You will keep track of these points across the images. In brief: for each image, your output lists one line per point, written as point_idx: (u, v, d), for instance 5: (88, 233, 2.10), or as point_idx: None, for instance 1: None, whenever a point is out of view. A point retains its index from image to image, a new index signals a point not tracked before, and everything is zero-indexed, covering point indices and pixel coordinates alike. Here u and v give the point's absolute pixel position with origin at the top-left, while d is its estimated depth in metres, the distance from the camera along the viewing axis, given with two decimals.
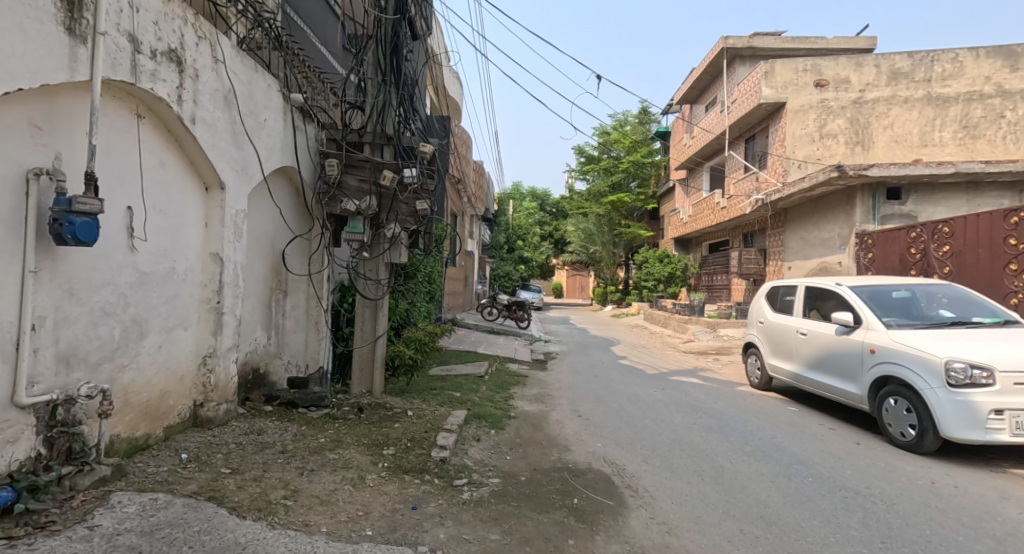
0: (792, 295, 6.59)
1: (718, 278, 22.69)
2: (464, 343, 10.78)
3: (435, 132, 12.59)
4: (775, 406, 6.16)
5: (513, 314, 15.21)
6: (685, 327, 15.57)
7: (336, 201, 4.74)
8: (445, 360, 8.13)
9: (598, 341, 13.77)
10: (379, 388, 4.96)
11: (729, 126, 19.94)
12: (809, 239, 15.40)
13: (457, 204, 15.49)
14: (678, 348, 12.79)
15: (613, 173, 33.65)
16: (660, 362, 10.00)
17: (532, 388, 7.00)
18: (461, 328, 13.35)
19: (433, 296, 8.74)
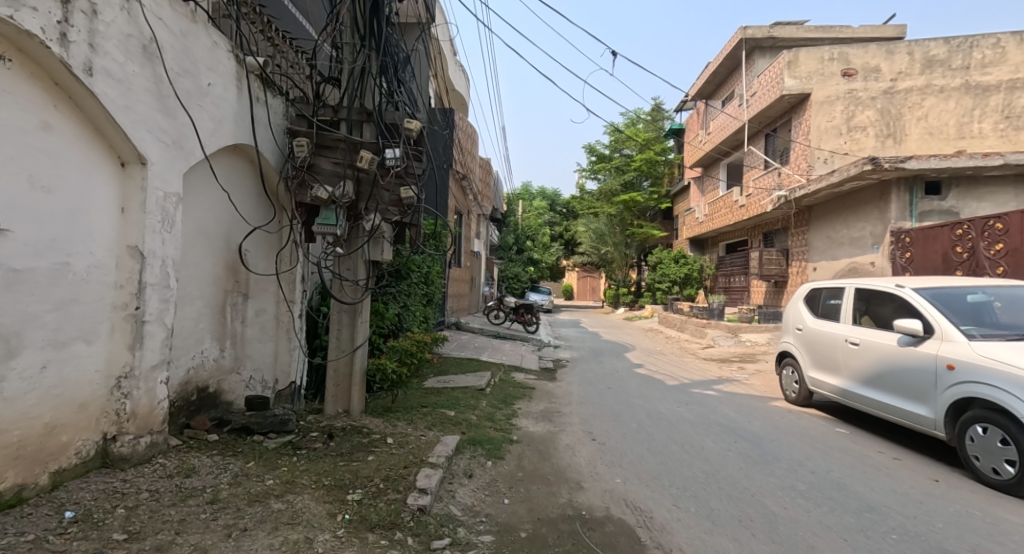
0: (838, 299, 5.76)
1: (736, 279, 21.77)
2: (467, 349, 10.05)
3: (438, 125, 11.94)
4: (819, 427, 5.33)
5: (521, 317, 14.44)
6: (703, 332, 14.73)
7: (305, 188, 4.02)
8: (443, 370, 7.41)
9: (611, 347, 12.98)
10: (357, 408, 4.24)
11: (749, 120, 19.08)
12: (836, 238, 14.46)
13: (462, 202, 14.78)
14: (698, 354, 11.97)
15: (625, 172, 32.82)
16: (679, 371, 9.21)
17: (539, 403, 6.25)
18: (466, 333, 12.64)
19: (432, 300, 8.04)
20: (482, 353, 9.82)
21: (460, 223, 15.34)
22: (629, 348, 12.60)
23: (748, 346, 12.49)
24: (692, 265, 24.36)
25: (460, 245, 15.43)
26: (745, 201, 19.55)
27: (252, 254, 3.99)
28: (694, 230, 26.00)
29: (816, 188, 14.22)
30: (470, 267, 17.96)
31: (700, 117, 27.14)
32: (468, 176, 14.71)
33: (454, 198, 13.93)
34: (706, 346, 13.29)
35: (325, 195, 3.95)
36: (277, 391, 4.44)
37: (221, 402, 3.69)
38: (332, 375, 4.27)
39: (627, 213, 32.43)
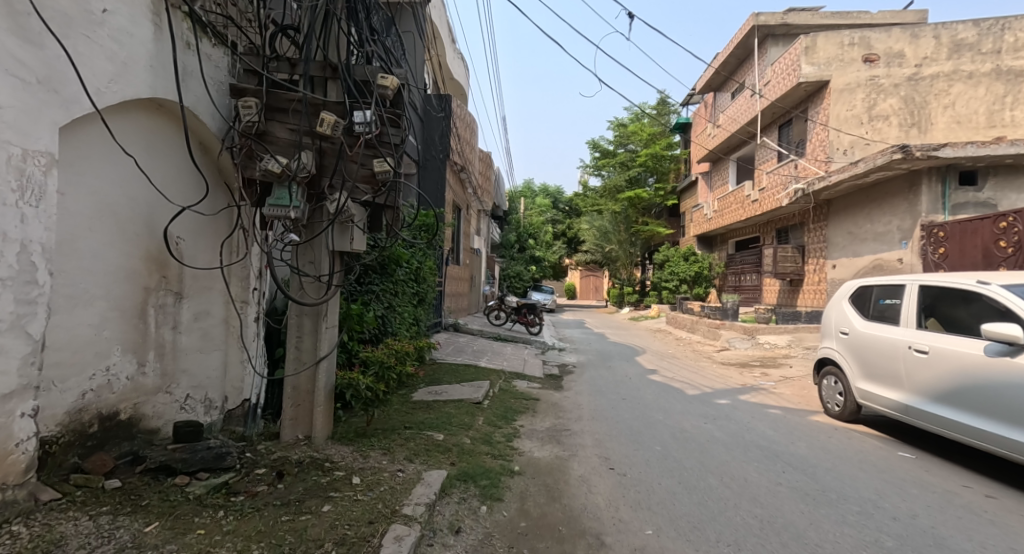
0: (896, 299, 4.97)
1: (747, 278, 20.95)
2: (466, 353, 9.27)
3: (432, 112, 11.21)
4: (879, 451, 4.50)
5: (523, 318, 13.62)
6: (717, 333, 13.94)
7: (254, 160, 3.23)
8: (437, 379, 6.62)
9: (620, 349, 12.19)
10: (321, 433, 3.44)
11: (762, 111, 18.29)
12: (860, 232, 13.70)
13: (460, 195, 13.98)
14: (713, 358, 11.18)
15: (629, 168, 32.00)
16: (697, 377, 8.41)
17: (546, 418, 5.47)
18: (465, 335, 11.86)
19: (425, 301, 7.27)
20: (482, 357, 9.04)
21: (459, 219, 14.57)
22: (640, 352, 11.79)
23: (767, 349, 11.69)
24: (702, 263, 23.53)
25: (458, 242, 14.66)
26: (757, 196, 18.72)
27: (188, 242, 3.18)
28: (703, 227, 25.18)
29: (838, 179, 13.41)
30: (470, 265, 17.19)
31: (708, 110, 26.37)
32: (468, 168, 13.93)
33: (452, 191, 13.15)
34: (721, 348, 12.49)
35: (277, 169, 3.16)
36: (228, 411, 3.65)
37: (143, 431, 2.89)
38: (289, 393, 3.45)
39: (632, 210, 31.61)
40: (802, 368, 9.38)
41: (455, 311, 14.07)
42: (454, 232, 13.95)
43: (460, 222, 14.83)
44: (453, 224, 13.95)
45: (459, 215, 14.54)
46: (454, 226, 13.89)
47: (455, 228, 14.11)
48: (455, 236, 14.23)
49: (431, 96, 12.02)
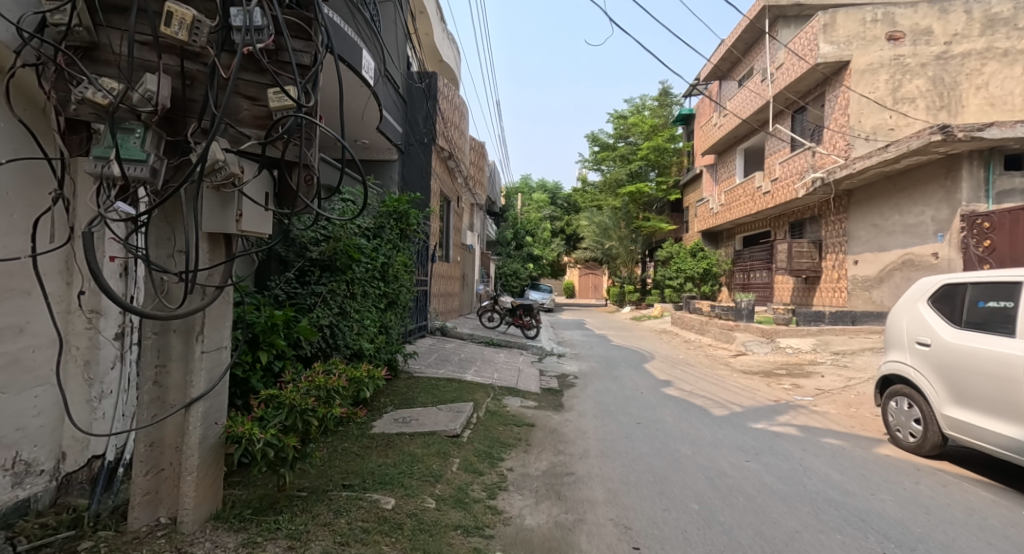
0: (1007, 302, 3.81)
1: (757, 275, 19.81)
2: (453, 361, 8.12)
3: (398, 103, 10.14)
4: (997, 508, 3.31)
5: (518, 320, 12.44)
6: (731, 336, 12.80)
7: (71, 85, 2.00)
8: (410, 399, 5.45)
9: (627, 355, 11.01)
10: (191, 515, 2.25)
11: (774, 97, 17.16)
12: (887, 225, 12.56)
13: (448, 185, 12.82)
14: (730, 365, 10.01)
15: (630, 162, 30.82)
16: (720, 391, 7.21)
17: (544, 455, 4.29)
18: (453, 340, 10.68)
19: (398, 304, 6.09)
20: (470, 367, 7.86)
21: (447, 212, 13.38)
22: (649, 358, 10.61)
23: (789, 354, 10.55)
24: (709, 260, 22.33)
25: (447, 238, 13.48)
26: (770, 187, 17.57)
27: None
28: (708, 222, 24.02)
29: (863, 166, 12.27)
30: (462, 262, 16.04)
31: (714, 100, 25.27)
32: (457, 156, 12.75)
33: (440, 181, 11.98)
34: (737, 353, 11.35)
35: (104, 99, 1.95)
36: (68, 476, 2.72)
37: None
38: (143, 452, 2.23)
39: (632, 206, 30.81)
40: (837, 378, 8.21)
41: (443, 314, 12.89)
42: (442, 227, 12.77)
43: (449, 215, 13.65)
44: (441, 219, 12.83)
45: (448, 207, 13.35)
46: (441, 220, 12.71)
47: (443, 222, 12.94)
48: (443, 231, 13.06)
49: (416, 74, 10.84)
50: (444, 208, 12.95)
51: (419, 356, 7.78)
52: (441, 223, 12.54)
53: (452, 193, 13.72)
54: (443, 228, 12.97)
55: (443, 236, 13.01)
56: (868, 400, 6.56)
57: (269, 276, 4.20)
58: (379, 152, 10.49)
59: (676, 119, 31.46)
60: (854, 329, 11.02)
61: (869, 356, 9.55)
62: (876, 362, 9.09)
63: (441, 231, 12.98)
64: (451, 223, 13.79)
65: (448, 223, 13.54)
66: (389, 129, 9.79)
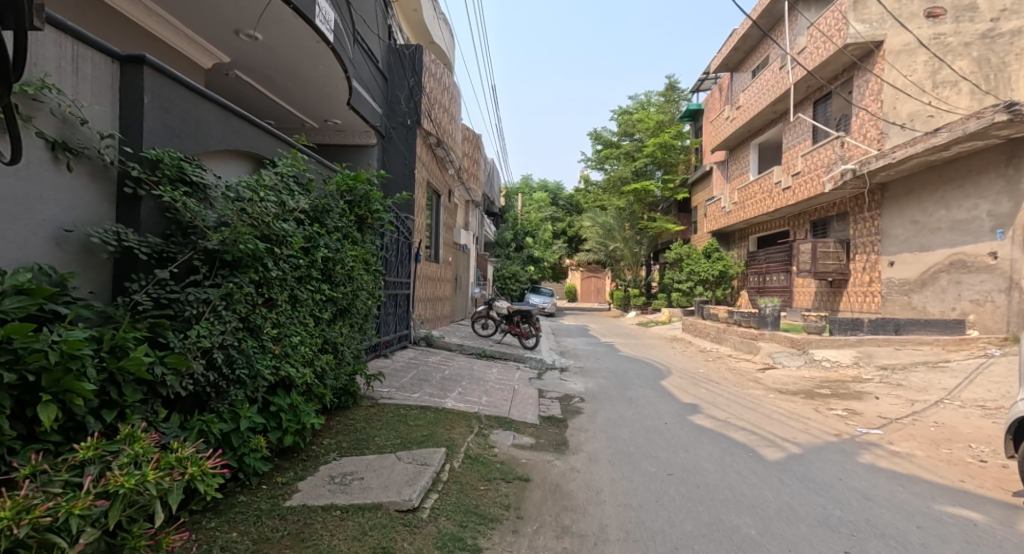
0: None
1: (774, 278, 18.49)
2: (437, 380, 6.79)
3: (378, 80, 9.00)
4: None
5: (515, 328, 11.06)
6: (755, 346, 11.44)
7: None
8: (360, 442, 4.12)
9: (638, 369, 9.62)
10: None
11: (795, 84, 15.88)
12: (929, 221, 11.21)
13: (438, 176, 11.53)
14: (760, 381, 8.61)
15: (635, 160, 29.50)
16: (760, 420, 5.80)
17: (541, 540, 2.92)
18: (440, 352, 9.34)
19: (353, 312, 4.72)
20: (454, 387, 6.50)
21: (435, 206, 12.04)
22: (665, 373, 9.21)
23: (827, 368, 9.18)
24: (726, 261, 20.77)
25: (435, 235, 12.16)
26: (791, 183, 16.21)
27: None
28: (719, 222, 22.66)
29: (904, 156, 10.93)
30: (455, 263, 14.69)
31: (725, 92, 24.06)
32: (448, 144, 11.42)
33: (427, 170, 10.66)
34: (765, 367, 9.98)
35: None
36: None
37: None
38: None
39: (637, 206, 29.54)
40: (896, 402, 6.79)
41: (431, 320, 11.55)
42: (429, 222, 11.43)
43: (438, 211, 12.34)
44: (428, 214, 11.49)
45: (436, 201, 12.02)
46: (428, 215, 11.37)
47: (431, 217, 11.61)
48: (431, 229, 11.72)
49: (400, 47, 9.51)
50: (432, 202, 11.61)
51: (390, 375, 6.40)
52: (428, 219, 11.21)
53: (442, 186, 12.40)
54: (431, 224, 11.64)
55: (430, 234, 11.66)
56: (955, 435, 5.13)
57: (133, 275, 2.78)
58: (355, 136, 9.21)
59: (682, 115, 30.24)
60: (900, 340, 9.64)
61: (924, 372, 8.15)
62: (937, 380, 7.68)
63: (429, 228, 11.64)
64: (440, 219, 12.47)
65: (436, 218, 12.20)
66: (365, 108, 8.48)
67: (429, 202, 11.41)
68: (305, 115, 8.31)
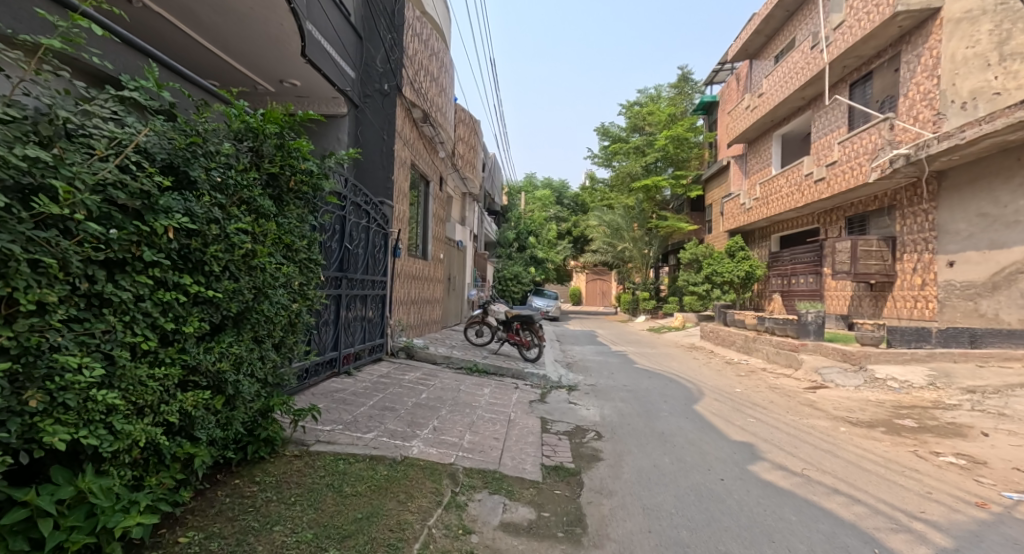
0: None
1: (801, 281, 17.26)
2: (410, 407, 5.20)
3: (348, 34, 7.40)
4: None
5: (515, 336, 9.39)
6: (797, 360, 9.76)
7: None
8: (241, 538, 2.52)
9: (662, 388, 7.97)
10: None
11: (830, 64, 14.27)
12: (1003, 214, 9.67)
13: (425, 158, 9.98)
14: (817, 406, 6.93)
15: (645, 155, 27.83)
16: (852, 475, 4.13)
17: None
18: (423, 366, 7.75)
19: (257, 322, 3.07)
20: (427, 420, 4.86)
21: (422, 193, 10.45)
22: (696, 395, 7.54)
23: (896, 391, 7.49)
24: (753, 262, 18.87)
25: (421, 226, 10.56)
26: (825, 174, 14.56)
27: None
28: (739, 220, 21.10)
29: (976, 137, 9.28)
30: (448, 260, 13.07)
31: (744, 81, 22.51)
32: (437, 122, 9.82)
33: (411, 151, 9.07)
34: (814, 386, 8.31)
35: None
36: None
37: None
38: None
39: (647, 204, 27.90)
40: (1019, 443, 5.10)
41: (416, 326, 9.97)
42: (413, 210, 9.83)
43: (425, 200, 10.77)
44: (413, 203, 9.90)
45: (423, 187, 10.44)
46: (413, 204, 9.78)
47: (416, 205, 10.02)
48: (417, 220, 10.13)
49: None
50: (418, 187, 10.01)
51: (340, 404, 4.79)
52: (412, 207, 9.62)
53: (432, 171, 10.80)
54: (416, 213, 10.05)
55: (415, 225, 10.07)
56: None
57: None
58: (321, 104, 7.56)
59: (696, 108, 28.66)
60: (980, 356, 7.97)
61: None
62: None
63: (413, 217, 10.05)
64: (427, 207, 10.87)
65: (422, 207, 10.60)
66: (330, 67, 6.90)
67: (414, 187, 9.82)
68: (254, 73, 6.74)
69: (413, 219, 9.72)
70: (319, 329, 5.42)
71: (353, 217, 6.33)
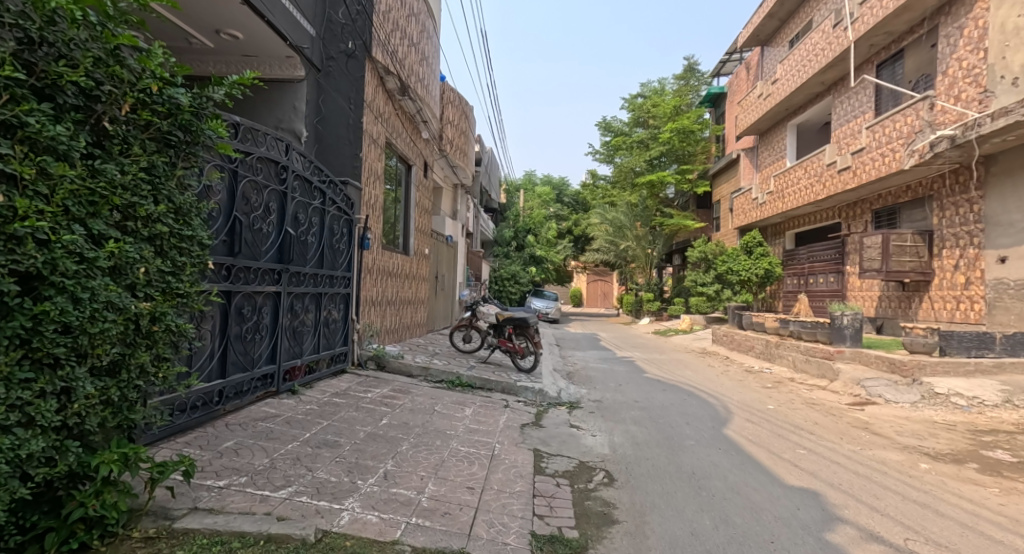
0: None
1: (821, 280, 16.10)
2: (358, 442, 3.95)
3: None
4: None
5: (505, 343, 8.11)
6: (831, 370, 8.51)
7: None
8: None
9: (680, 405, 6.72)
10: None
11: (856, 42, 13.05)
12: None
13: (404, 139, 8.76)
14: (873, 429, 5.69)
15: (649, 149, 26.65)
16: (979, 550, 2.87)
17: None
18: (395, 378, 6.51)
19: (33, 333, 1.81)
20: (378, 464, 3.60)
21: (402, 179, 9.23)
22: (721, 415, 6.27)
23: (964, 410, 6.27)
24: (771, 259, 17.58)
25: (400, 217, 9.33)
26: (849, 163, 13.42)
27: None
28: (751, 216, 19.93)
29: None
30: (435, 257, 11.84)
31: (756, 68, 21.37)
32: (418, 96, 8.57)
33: (386, 127, 7.83)
34: (859, 402, 7.08)
35: None
36: None
37: None
38: None
39: (650, 201, 26.72)
40: None
41: (394, 330, 8.72)
42: (389, 197, 8.58)
43: (405, 187, 9.56)
44: (390, 190, 8.68)
45: (403, 172, 9.22)
46: (390, 191, 8.55)
47: (394, 192, 8.79)
48: (395, 209, 8.91)
49: None
50: (396, 171, 8.79)
51: (256, 442, 3.51)
52: (387, 193, 8.37)
53: (414, 154, 9.57)
54: (394, 201, 8.82)
55: (393, 216, 8.84)
56: None
57: None
58: (274, 67, 6.34)
59: (703, 99, 27.48)
60: None
61: None
62: None
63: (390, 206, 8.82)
64: (407, 196, 9.63)
65: (402, 195, 9.36)
66: (279, 15, 5.65)
67: (390, 171, 8.58)
68: (184, 23, 5.51)
69: (388, 207, 8.48)
70: (243, 338, 4.18)
71: (300, 196, 5.12)
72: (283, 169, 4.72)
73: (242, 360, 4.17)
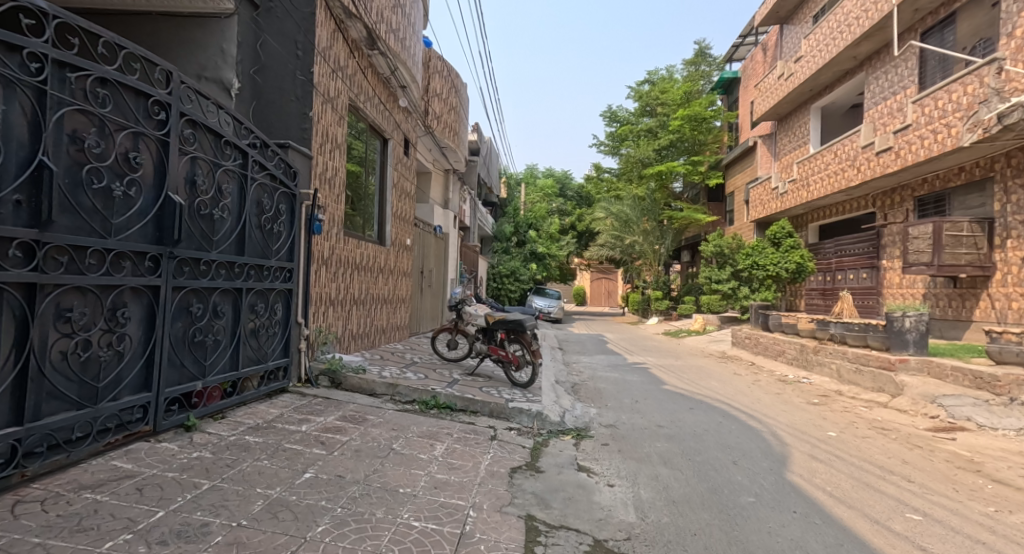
0: None
1: (854, 277, 14.67)
2: (249, 519, 2.53)
3: None
4: None
5: (496, 350, 6.68)
6: (893, 383, 7.08)
7: None
8: None
9: (718, 434, 5.25)
10: None
11: (898, 6, 11.58)
12: None
13: (375, 105, 7.34)
14: (987, 472, 4.25)
15: (657, 139, 25.17)
16: None
17: None
18: (352, 399, 5.09)
19: None
20: None
21: (373, 155, 7.80)
22: (774, 448, 4.81)
23: None
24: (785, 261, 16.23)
25: (372, 199, 7.88)
26: (891, 143, 12.03)
27: None
28: (771, 207, 18.53)
29: None
30: (421, 249, 10.44)
31: (775, 47, 19.94)
32: (392, 52, 7.13)
33: (348, 86, 6.39)
34: (943, 428, 5.65)
35: None
36: None
37: None
38: None
39: (659, 194, 25.28)
40: None
41: (362, 336, 7.29)
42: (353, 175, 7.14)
43: (379, 167, 8.14)
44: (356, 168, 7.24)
45: (375, 148, 7.80)
46: (355, 168, 7.10)
47: (362, 169, 7.36)
48: (364, 191, 7.46)
49: None
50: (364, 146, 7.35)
51: (38, 544, 2.05)
52: (350, 170, 6.94)
53: (389, 126, 8.13)
54: (363, 181, 7.37)
55: (361, 198, 7.41)
56: None
57: None
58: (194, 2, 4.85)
59: (715, 85, 26.05)
60: None
61: None
62: None
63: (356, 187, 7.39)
64: (382, 177, 8.21)
65: (375, 175, 7.94)
66: None
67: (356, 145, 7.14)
68: None
69: (352, 186, 7.04)
70: (76, 356, 2.70)
71: (200, 152, 3.63)
72: (162, 106, 3.20)
73: (73, 391, 2.69)
